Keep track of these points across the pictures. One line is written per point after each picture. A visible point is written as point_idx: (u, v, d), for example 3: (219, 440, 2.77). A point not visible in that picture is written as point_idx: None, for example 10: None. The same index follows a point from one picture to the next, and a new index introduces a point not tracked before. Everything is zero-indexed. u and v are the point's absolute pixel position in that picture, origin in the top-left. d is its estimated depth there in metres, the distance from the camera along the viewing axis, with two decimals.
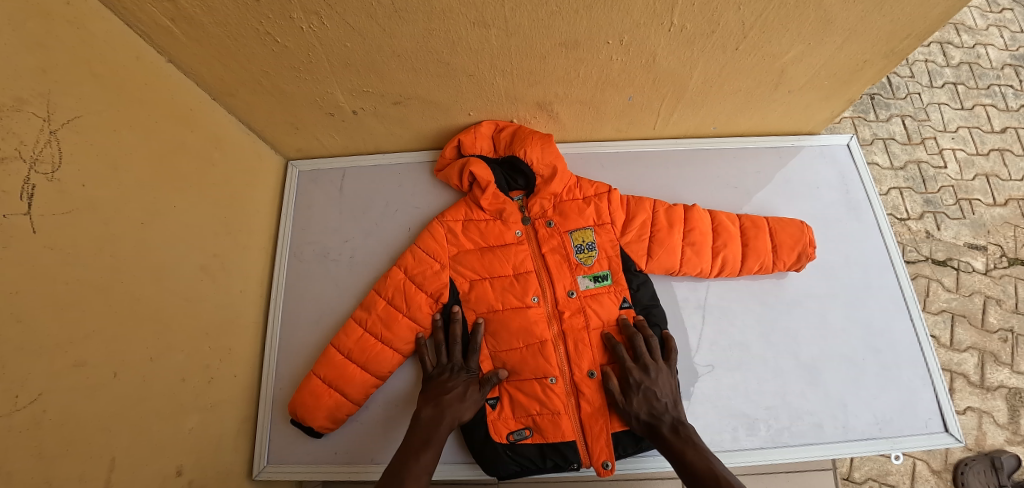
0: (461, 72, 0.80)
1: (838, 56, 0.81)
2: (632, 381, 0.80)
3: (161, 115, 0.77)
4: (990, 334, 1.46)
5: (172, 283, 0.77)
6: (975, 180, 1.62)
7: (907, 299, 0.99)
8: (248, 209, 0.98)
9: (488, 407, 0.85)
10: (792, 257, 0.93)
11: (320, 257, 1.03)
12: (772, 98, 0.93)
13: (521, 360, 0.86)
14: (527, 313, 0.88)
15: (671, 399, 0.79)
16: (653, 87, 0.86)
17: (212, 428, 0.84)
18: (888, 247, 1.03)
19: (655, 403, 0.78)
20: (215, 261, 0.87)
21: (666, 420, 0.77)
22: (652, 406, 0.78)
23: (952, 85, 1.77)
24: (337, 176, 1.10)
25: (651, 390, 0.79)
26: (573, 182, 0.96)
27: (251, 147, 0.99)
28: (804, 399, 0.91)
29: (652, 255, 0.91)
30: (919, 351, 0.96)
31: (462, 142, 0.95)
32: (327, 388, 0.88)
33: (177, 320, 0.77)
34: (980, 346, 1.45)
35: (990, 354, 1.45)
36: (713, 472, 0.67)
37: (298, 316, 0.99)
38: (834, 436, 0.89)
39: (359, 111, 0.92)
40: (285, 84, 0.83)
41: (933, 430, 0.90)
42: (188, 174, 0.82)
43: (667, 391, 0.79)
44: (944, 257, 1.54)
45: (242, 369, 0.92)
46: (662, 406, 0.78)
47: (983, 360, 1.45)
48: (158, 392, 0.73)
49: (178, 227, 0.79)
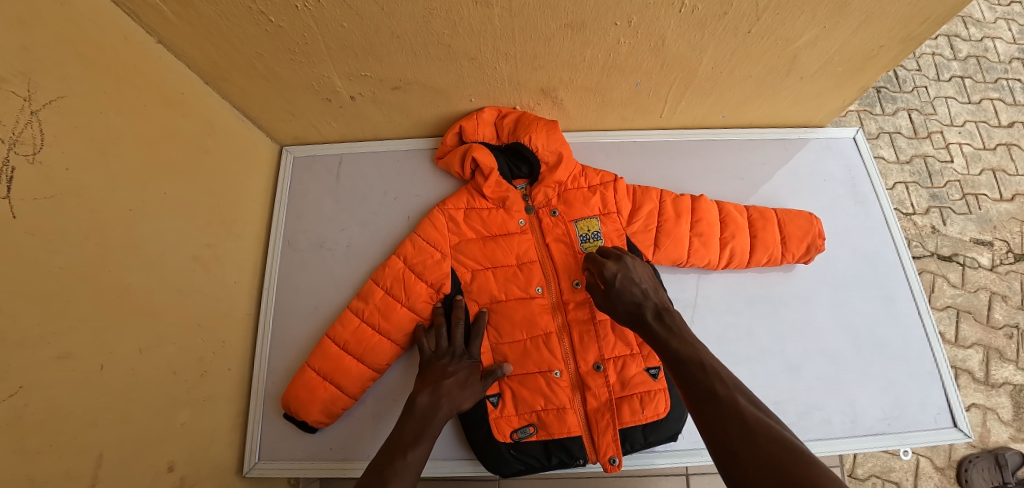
0: (463, 56, 0.77)
1: (854, 41, 0.78)
2: (606, 275, 0.72)
3: (150, 99, 0.75)
4: (995, 330, 1.44)
5: (163, 272, 0.74)
6: (981, 175, 1.60)
7: (915, 293, 0.96)
8: (242, 198, 0.95)
9: (490, 404, 0.82)
10: (801, 249, 0.91)
11: (316, 246, 1.01)
12: (783, 86, 0.90)
13: (525, 353, 0.84)
14: (531, 304, 0.86)
15: (651, 287, 0.71)
16: (661, 73, 0.83)
17: (205, 422, 0.81)
18: (895, 242, 0.99)
19: (632, 290, 0.70)
20: (208, 251, 0.85)
21: (648, 306, 0.67)
22: (630, 294, 0.69)
23: (959, 79, 1.74)
24: (334, 163, 1.07)
25: (628, 279, 0.71)
26: (578, 170, 0.94)
27: (245, 134, 0.97)
28: (811, 394, 0.89)
29: (659, 246, 0.88)
30: (928, 346, 0.93)
31: (464, 129, 0.93)
32: (322, 381, 0.86)
33: (168, 311, 0.75)
34: (985, 343, 1.43)
35: (994, 350, 1.43)
36: (695, 357, 0.56)
37: (293, 307, 0.97)
38: (842, 433, 0.87)
39: (356, 97, 0.89)
40: (280, 68, 0.81)
41: (942, 426, 0.88)
42: (180, 161, 0.80)
43: (645, 281, 0.71)
44: (950, 253, 1.52)
45: (236, 362, 0.89)
46: (640, 292, 0.69)
47: (988, 356, 1.43)
48: (149, 385, 0.71)
49: (169, 215, 0.76)
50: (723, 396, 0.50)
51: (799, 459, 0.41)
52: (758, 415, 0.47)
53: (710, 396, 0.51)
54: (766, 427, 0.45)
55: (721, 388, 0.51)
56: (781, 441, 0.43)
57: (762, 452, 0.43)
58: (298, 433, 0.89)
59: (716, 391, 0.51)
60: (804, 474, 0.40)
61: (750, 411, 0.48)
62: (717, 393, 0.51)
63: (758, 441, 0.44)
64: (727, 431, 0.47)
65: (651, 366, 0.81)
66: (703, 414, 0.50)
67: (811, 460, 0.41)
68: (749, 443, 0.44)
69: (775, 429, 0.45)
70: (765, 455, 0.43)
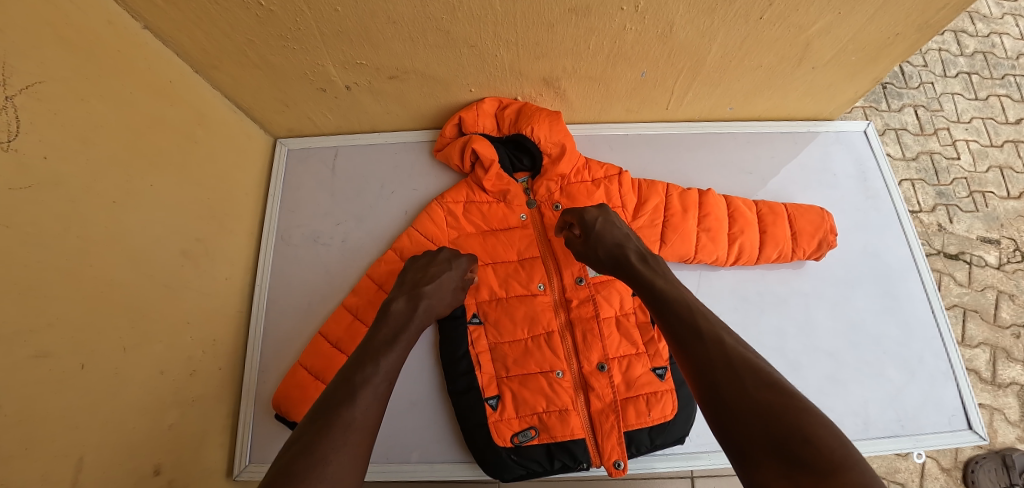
0: (462, 43, 0.74)
1: (870, 28, 0.75)
2: (587, 219, 0.78)
3: (136, 88, 0.72)
4: (1002, 330, 1.41)
5: (149, 268, 0.71)
6: (988, 172, 1.57)
7: (928, 289, 0.93)
8: (234, 191, 0.92)
9: (489, 407, 0.79)
10: (812, 245, 0.88)
11: (311, 241, 0.98)
12: (794, 76, 0.87)
13: (525, 353, 0.81)
14: (533, 301, 0.83)
15: (630, 233, 0.77)
16: (668, 62, 0.80)
17: (194, 423, 0.79)
18: (909, 236, 0.96)
19: (613, 234, 0.76)
20: (198, 246, 0.82)
21: (630, 249, 0.73)
22: (613, 239, 0.75)
23: (966, 75, 1.71)
24: (329, 156, 1.04)
25: (607, 223, 0.77)
26: (581, 163, 0.91)
27: (237, 126, 0.93)
28: (821, 395, 0.86)
29: (665, 241, 0.86)
30: (942, 345, 0.90)
31: (463, 119, 0.90)
32: (313, 380, 0.83)
33: (155, 308, 0.72)
34: (992, 342, 1.41)
35: (1001, 350, 1.40)
36: (681, 298, 0.61)
37: (287, 303, 0.94)
38: (853, 434, 0.84)
39: (352, 87, 0.86)
40: (272, 55, 0.77)
41: (957, 428, 0.85)
42: (167, 152, 0.77)
43: (624, 228, 0.78)
44: (957, 251, 1.49)
45: (226, 361, 0.87)
46: (621, 237, 0.76)
47: (995, 356, 1.40)
48: (133, 385, 0.68)
49: (156, 209, 0.73)
50: (711, 337, 0.53)
51: (789, 404, 0.44)
52: (744, 355, 0.50)
53: (697, 337, 0.54)
54: (754, 369, 0.48)
55: (708, 330, 0.54)
56: (770, 383, 0.46)
57: (750, 395, 0.46)
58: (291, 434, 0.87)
59: (702, 330, 0.54)
60: (796, 421, 0.42)
61: (737, 352, 0.51)
62: (706, 335, 0.53)
63: (747, 385, 0.47)
64: (716, 371, 0.50)
65: (658, 366, 0.79)
66: (691, 354, 0.53)
67: (798, 403, 0.44)
68: (738, 386, 0.47)
69: (764, 371, 0.48)
70: (755, 400, 0.45)
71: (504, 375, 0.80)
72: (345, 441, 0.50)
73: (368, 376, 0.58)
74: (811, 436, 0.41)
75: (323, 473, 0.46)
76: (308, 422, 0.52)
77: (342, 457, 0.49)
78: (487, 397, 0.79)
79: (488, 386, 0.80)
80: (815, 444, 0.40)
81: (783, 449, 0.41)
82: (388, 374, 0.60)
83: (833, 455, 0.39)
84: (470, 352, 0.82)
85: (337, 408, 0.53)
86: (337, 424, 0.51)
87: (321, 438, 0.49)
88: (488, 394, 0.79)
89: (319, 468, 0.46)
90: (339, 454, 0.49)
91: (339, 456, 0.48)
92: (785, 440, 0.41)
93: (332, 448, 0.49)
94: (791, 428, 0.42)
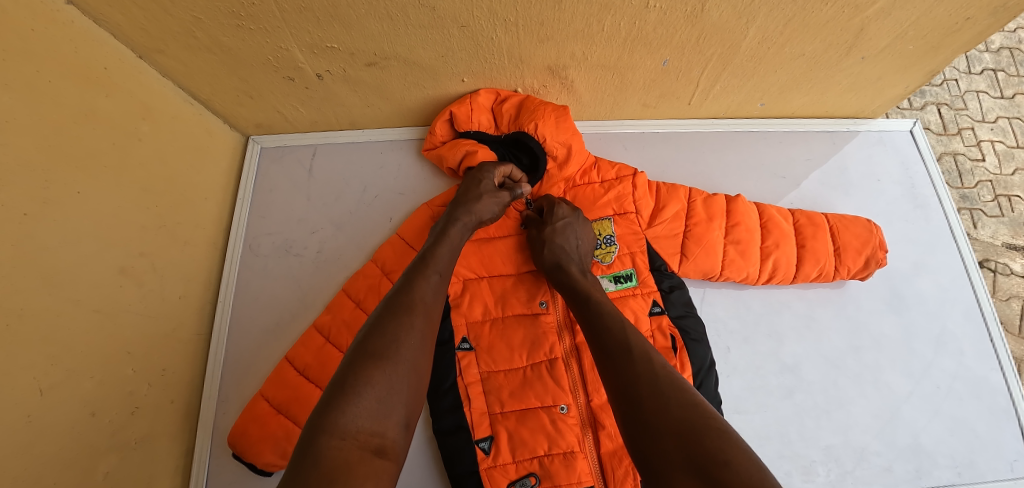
0: (452, 23, 0.62)
1: (937, 11, 0.65)
2: (556, 214, 0.71)
3: (58, 75, 0.59)
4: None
5: (78, 292, 0.59)
6: (1015, 175, 1.41)
7: (985, 314, 0.83)
8: (191, 196, 0.80)
9: (480, 451, 0.66)
10: (858, 263, 0.77)
11: (282, 251, 0.86)
12: (839, 67, 0.76)
13: (524, 384, 0.69)
14: (535, 322, 0.71)
15: (585, 248, 0.70)
16: (696, 47, 0.68)
17: (138, 469, 0.66)
18: (962, 254, 0.86)
19: (565, 239, 0.69)
20: (141, 261, 0.70)
21: (572, 261, 0.67)
22: (562, 244, 0.68)
23: (991, 72, 1.55)
24: (307, 154, 0.92)
25: (572, 227, 0.70)
26: (589, 163, 0.79)
27: (194, 120, 0.81)
28: (865, 434, 0.75)
29: (687, 255, 0.75)
30: (1001, 378, 0.80)
31: (455, 116, 0.78)
32: (275, 413, 0.71)
33: (84, 338, 0.60)
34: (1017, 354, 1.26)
35: None
36: (614, 313, 0.55)
37: (252, 322, 0.82)
38: (905, 482, 0.73)
39: (325, 75, 0.74)
40: (225, 37, 0.65)
41: (1018, 475, 0.74)
42: (99, 150, 0.64)
43: (581, 241, 0.70)
44: (981, 259, 1.33)
45: (180, 393, 0.74)
46: (571, 246, 0.68)
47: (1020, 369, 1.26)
48: (57, 435, 0.55)
49: (85, 221, 0.61)
50: (640, 355, 0.47)
51: (710, 427, 0.37)
52: (671, 375, 0.44)
53: (626, 355, 0.48)
54: (678, 389, 0.42)
55: (639, 348, 0.48)
56: (693, 406, 0.40)
57: (671, 417, 0.39)
58: (254, 477, 0.74)
59: (633, 348, 0.48)
60: (717, 443, 0.35)
61: (666, 373, 0.45)
62: (634, 352, 0.48)
63: (669, 405, 0.40)
64: (639, 390, 0.43)
65: None
66: (615, 373, 0.47)
67: (720, 425, 0.38)
68: (660, 405, 0.41)
69: (689, 394, 0.42)
70: (677, 420, 0.39)
71: (498, 411, 0.68)
72: (412, 323, 0.47)
73: (422, 273, 0.54)
74: (732, 459, 0.34)
75: (398, 352, 0.44)
76: (377, 311, 0.49)
77: (414, 338, 0.46)
78: (478, 439, 0.67)
79: (479, 425, 0.67)
80: (736, 468, 0.33)
81: (700, 469, 0.34)
82: (439, 269, 0.56)
83: (756, 480, 0.32)
84: (459, 384, 0.69)
85: (401, 295, 0.50)
86: (402, 308, 0.48)
87: (390, 321, 0.47)
88: (480, 435, 0.67)
89: (394, 347, 0.44)
90: (409, 336, 0.46)
91: (410, 338, 0.46)
92: (703, 462, 0.34)
93: (401, 329, 0.46)
94: (711, 450, 0.35)
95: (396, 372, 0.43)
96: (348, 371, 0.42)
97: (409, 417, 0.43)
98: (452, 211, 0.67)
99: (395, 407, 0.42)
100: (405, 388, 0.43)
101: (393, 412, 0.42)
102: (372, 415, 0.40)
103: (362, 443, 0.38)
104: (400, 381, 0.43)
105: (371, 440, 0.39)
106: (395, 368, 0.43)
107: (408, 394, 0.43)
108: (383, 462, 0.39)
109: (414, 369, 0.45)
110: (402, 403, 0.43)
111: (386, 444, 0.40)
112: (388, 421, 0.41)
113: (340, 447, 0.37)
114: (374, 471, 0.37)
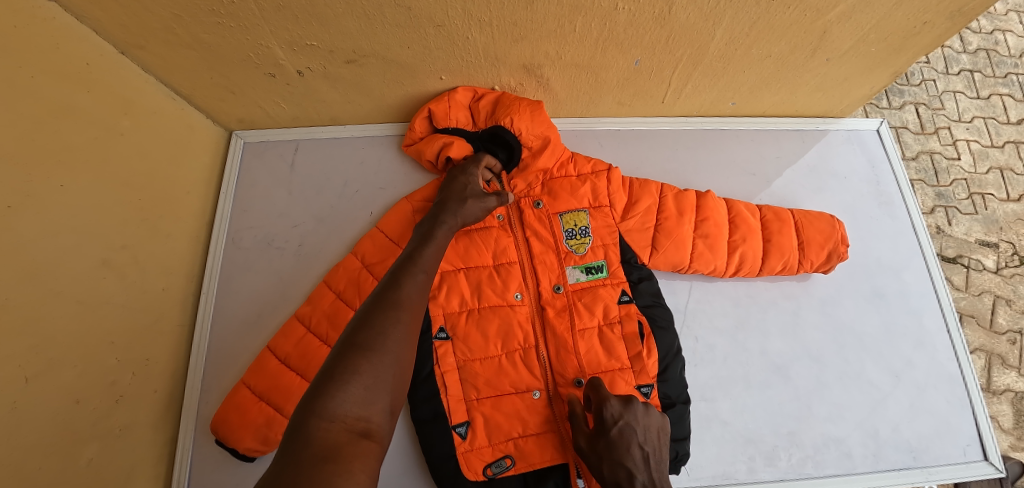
0: (428, 22, 0.64)
1: (895, 15, 0.67)
2: (605, 415, 0.59)
3: (39, 70, 0.60)
4: (999, 336, 1.31)
5: (59, 283, 0.60)
6: (989, 173, 1.45)
7: (944, 308, 0.87)
8: (173, 189, 0.81)
9: (457, 436, 0.69)
10: (822, 257, 0.80)
11: (263, 244, 0.87)
12: (805, 68, 0.79)
13: (499, 371, 0.71)
14: (509, 312, 0.73)
15: (653, 453, 0.57)
16: (666, 48, 0.71)
17: (121, 456, 0.68)
18: (923, 249, 0.90)
19: (628, 448, 0.56)
20: (123, 254, 0.71)
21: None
22: (625, 461, 0.55)
23: (968, 73, 1.59)
24: (288, 149, 0.93)
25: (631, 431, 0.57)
26: (566, 157, 0.82)
27: (176, 115, 0.82)
28: (826, 420, 0.79)
29: (657, 248, 0.77)
30: (956, 368, 0.83)
31: (433, 112, 0.80)
32: (256, 400, 0.73)
33: (67, 329, 0.61)
34: (988, 348, 1.31)
35: (997, 356, 1.30)
36: None
37: (235, 313, 0.83)
38: (862, 466, 0.77)
39: (305, 72, 0.75)
40: (206, 34, 0.67)
41: (970, 459, 0.78)
42: (81, 144, 0.65)
43: (648, 440, 0.58)
44: (954, 255, 1.38)
45: (163, 383, 0.76)
46: (639, 455, 0.56)
47: (990, 362, 1.30)
48: (40, 422, 0.57)
49: (67, 215, 0.62)
50: None
51: None
52: None
53: None
54: None
55: None
56: None
57: None
58: (237, 463, 0.76)
59: None
60: None
61: None
62: None
63: None
64: None
65: (644, 385, 0.69)
66: None
67: None
68: None
69: None
70: None
71: (474, 398, 0.70)
72: (399, 318, 0.48)
73: (408, 273, 0.53)
74: None
75: (385, 343, 0.44)
76: (361, 307, 0.49)
77: (401, 331, 0.47)
78: (455, 424, 0.69)
79: (456, 411, 0.70)
80: None
81: None
82: (424, 269, 0.56)
83: None
84: (435, 372, 0.71)
85: (385, 293, 0.50)
86: (388, 305, 0.48)
87: (376, 316, 0.47)
88: (456, 421, 0.69)
89: (379, 339, 0.45)
90: (395, 329, 0.46)
91: (398, 331, 0.46)
92: None
93: (388, 323, 0.46)
94: None
95: (383, 362, 0.43)
96: (336, 361, 0.42)
97: (393, 403, 0.44)
98: (436, 214, 0.67)
99: (381, 394, 0.42)
100: (391, 378, 0.44)
101: (380, 399, 0.42)
102: (360, 400, 0.40)
103: (350, 426, 0.39)
104: (386, 371, 0.43)
105: (358, 424, 0.39)
106: (382, 357, 0.43)
107: (394, 384, 0.44)
108: (369, 444, 0.39)
109: (399, 359, 0.45)
110: (388, 390, 0.43)
111: (372, 428, 0.40)
112: (375, 406, 0.41)
113: (330, 429, 0.37)
114: (362, 453, 0.38)
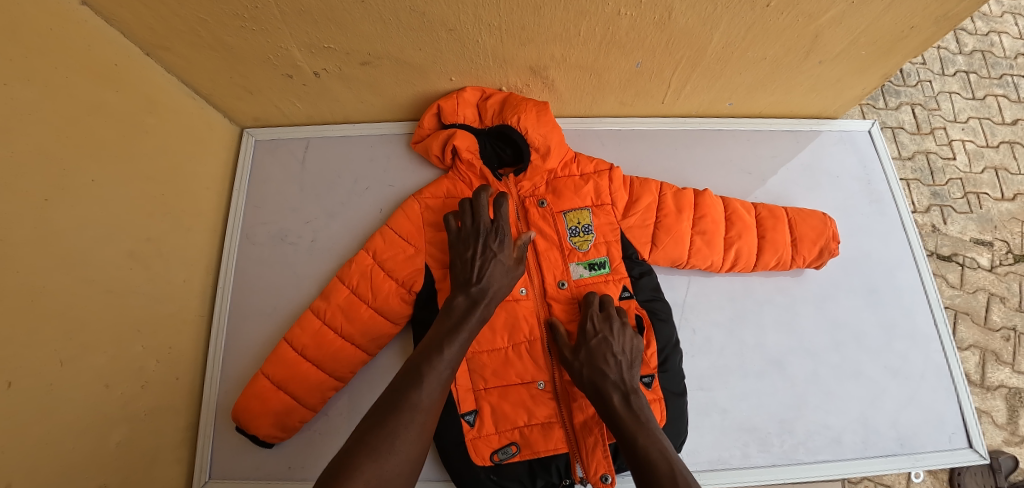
0: (441, 26, 0.67)
1: (884, 20, 0.71)
2: (585, 330, 0.69)
3: (72, 70, 0.63)
4: (992, 332, 1.34)
5: (90, 273, 0.64)
6: (983, 173, 1.48)
7: (932, 303, 0.90)
8: (193, 185, 0.84)
9: (466, 424, 0.72)
10: (813, 253, 0.84)
11: (277, 240, 0.91)
12: (800, 70, 0.82)
13: (506, 363, 0.74)
14: (514, 306, 0.76)
15: (625, 361, 0.66)
16: (666, 51, 0.74)
17: (146, 439, 0.71)
18: (913, 245, 0.93)
19: (603, 359, 0.66)
20: (148, 246, 0.74)
21: (616, 383, 0.64)
22: (600, 364, 0.65)
23: (964, 74, 1.62)
24: (301, 147, 0.96)
25: (605, 343, 0.67)
26: (570, 157, 0.85)
27: (196, 113, 0.86)
28: (818, 410, 0.82)
29: (656, 243, 0.81)
30: (945, 360, 0.87)
31: (442, 109, 0.83)
32: (275, 390, 0.76)
33: (97, 317, 0.64)
34: (982, 345, 1.34)
35: (991, 352, 1.34)
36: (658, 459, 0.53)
37: (251, 306, 0.87)
38: (853, 452, 0.80)
39: (322, 73, 0.79)
40: (228, 36, 0.70)
41: (956, 446, 0.82)
42: (109, 140, 0.68)
43: (621, 351, 0.67)
44: (949, 253, 1.41)
45: (184, 371, 0.79)
46: (613, 363, 0.66)
47: (984, 359, 1.34)
48: (74, 404, 0.60)
49: (97, 208, 0.66)
50: None
51: None
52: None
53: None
54: None
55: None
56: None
57: None
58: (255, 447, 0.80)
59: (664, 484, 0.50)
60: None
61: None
62: None
63: None
64: None
65: (645, 375, 0.73)
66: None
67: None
68: None
69: None
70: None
71: (482, 388, 0.74)
72: (414, 419, 0.51)
73: (431, 369, 0.56)
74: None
75: (395, 445, 0.48)
76: (379, 401, 0.53)
77: (412, 432, 0.50)
78: (463, 413, 0.73)
79: (465, 400, 0.73)
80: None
81: None
82: (449, 365, 0.58)
83: None
84: None
85: (406, 391, 0.53)
86: (406, 405, 0.51)
87: (391, 414, 0.50)
88: (465, 409, 0.73)
89: (391, 440, 0.48)
90: (407, 430, 0.50)
91: (410, 432, 0.50)
92: None
93: (401, 423, 0.50)
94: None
95: (390, 462, 0.47)
96: (348, 454, 0.47)
97: None
98: (465, 293, 0.67)
99: None
100: (396, 479, 0.47)
101: None
102: None
103: None
104: (391, 471, 0.47)
105: None
106: (391, 459, 0.47)
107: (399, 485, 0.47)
108: None
109: (407, 460, 0.49)
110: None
111: None
112: None
113: None
114: None
